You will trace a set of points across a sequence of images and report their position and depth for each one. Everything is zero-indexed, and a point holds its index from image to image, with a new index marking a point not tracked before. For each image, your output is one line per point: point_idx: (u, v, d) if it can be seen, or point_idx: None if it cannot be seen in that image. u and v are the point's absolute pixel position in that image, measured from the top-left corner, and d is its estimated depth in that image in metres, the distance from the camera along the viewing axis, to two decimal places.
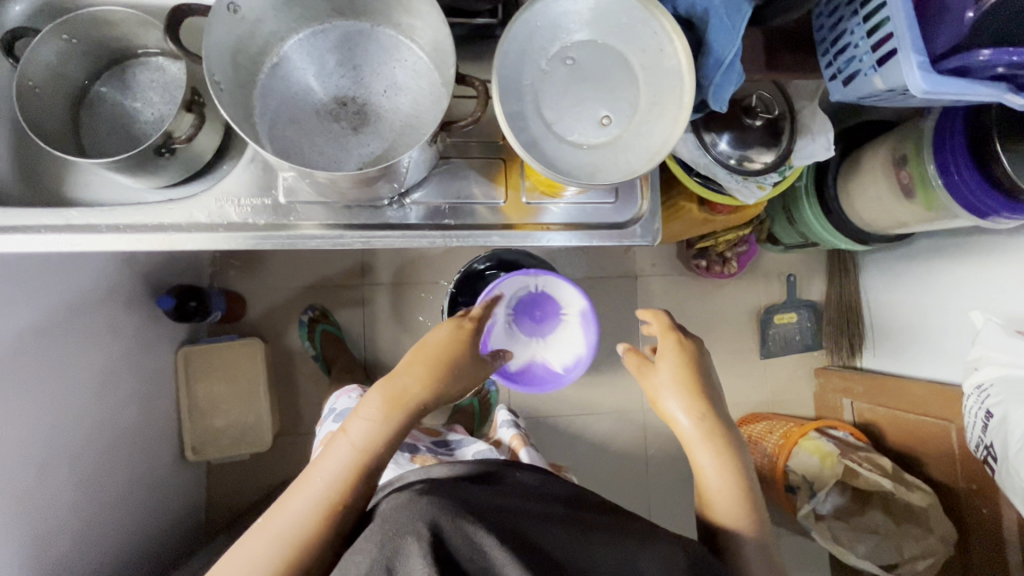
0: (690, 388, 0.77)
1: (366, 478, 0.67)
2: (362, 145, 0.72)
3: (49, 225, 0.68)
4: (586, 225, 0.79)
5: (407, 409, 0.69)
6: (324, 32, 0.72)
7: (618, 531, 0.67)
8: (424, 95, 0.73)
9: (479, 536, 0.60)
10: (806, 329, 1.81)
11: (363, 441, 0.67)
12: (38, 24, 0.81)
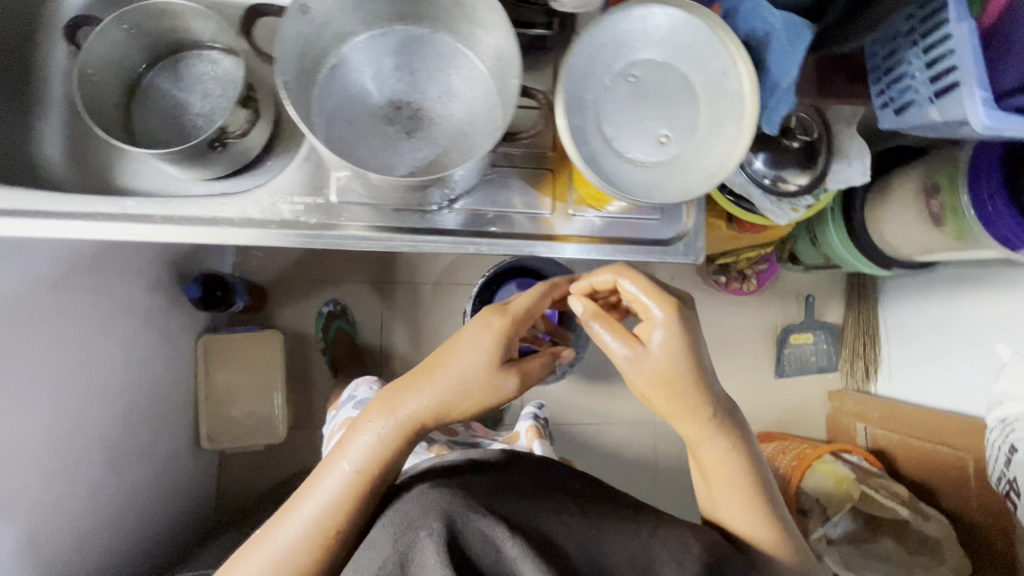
0: (675, 376, 0.70)
1: (367, 494, 0.68)
2: (415, 151, 0.73)
3: (105, 213, 0.67)
4: (630, 239, 0.79)
5: (406, 432, 0.68)
6: (382, 35, 0.73)
7: (628, 521, 0.69)
8: (479, 103, 0.74)
9: (490, 526, 0.63)
10: (821, 350, 1.80)
11: (362, 464, 0.67)
12: (98, 13, 0.83)
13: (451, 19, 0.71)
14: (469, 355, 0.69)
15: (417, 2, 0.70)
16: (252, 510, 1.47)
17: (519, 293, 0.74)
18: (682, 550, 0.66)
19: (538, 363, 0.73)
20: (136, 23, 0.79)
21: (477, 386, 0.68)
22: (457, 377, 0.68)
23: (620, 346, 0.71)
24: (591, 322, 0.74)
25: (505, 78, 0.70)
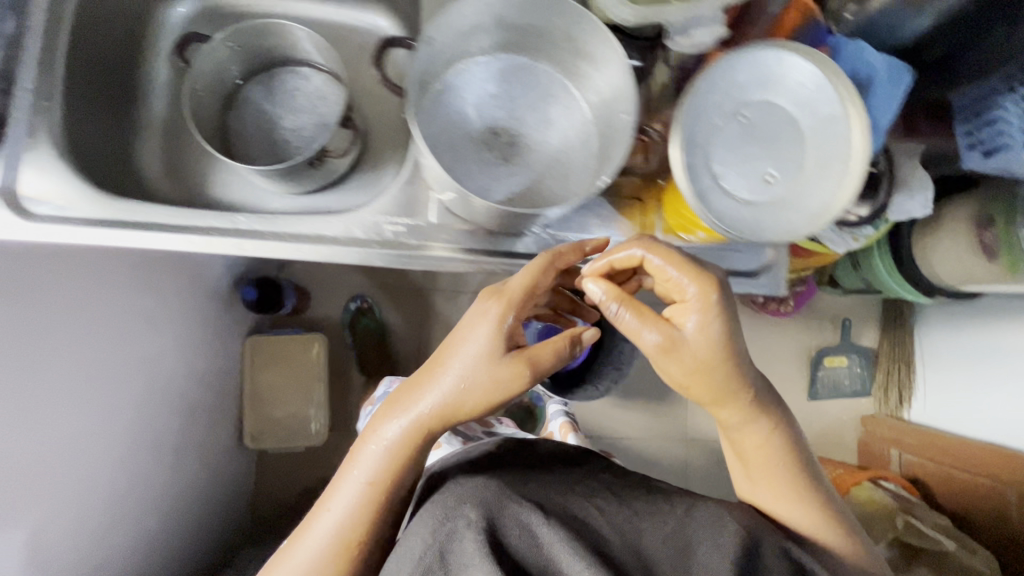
0: (710, 361, 0.63)
1: (385, 503, 0.62)
2: (511, 176, 0.74)
3: (215, 228, 0.68)
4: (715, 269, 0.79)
5: (416, 435, 0.62)
6: (487, 63, 0.75)
7: (661, 502, 0.65)
8: (574, 133, 0.75)
9: (529, 514, 0.59)
10: (853, 374, 1.74)
11: (373, 475, 0.61)
12: (200, 26, 0.86)
13: (555, 48, 0.72)
14: (469, 349, 0.62)
15: (527, 33, 0.72)
16: (289, 517, 1.47)
17: (515, 273, 0.64)
18: (720, 532, 0.60)
19: (551, 350, 0.64)
20: (243, 40, 0.81)
21: (486, 381, 0.62)
22: (459, 375, 0.62)
23: (650, 331, 0.63)
24: (617, 310, 0.65)
25: (607, 108, 0.71)
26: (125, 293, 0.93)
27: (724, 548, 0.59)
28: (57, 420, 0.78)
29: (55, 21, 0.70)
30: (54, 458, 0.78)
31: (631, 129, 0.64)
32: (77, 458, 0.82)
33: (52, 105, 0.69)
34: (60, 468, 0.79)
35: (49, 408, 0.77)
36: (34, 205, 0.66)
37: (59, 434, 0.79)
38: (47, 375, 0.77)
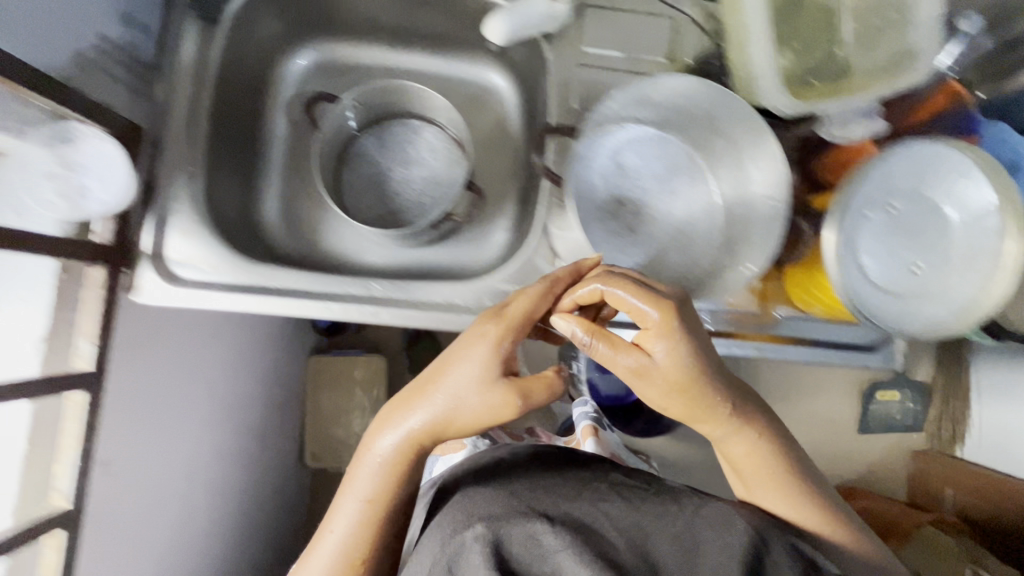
0: (691, 375, 0.53)
1: (391, 527, 0.55)
2: (636, 246, 0.75)
3: (352, 295, 0.70)
4: (836, 345, 0.78)
5: (410, 452, 0.54)
6: (622, 137, 0.74)
7: (668, 503, 0.52)
8: (703, 204, 0.74)
9: (538, 524, 0.47)
10: (903, 409, 1.14)
11: (371, 496, 0.54)
12: (316, 77, 0.87)
13: (684, 122, 0.74)
14: (454, 366, 0.54)
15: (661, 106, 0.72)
16: None
17: (515, 297, 0.56)
18: (728, 527, 0.48)
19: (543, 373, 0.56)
20: (372, 96, 0.81)
21: (472, 403, 0.53)
22: (448, 394, 0.53)
23: (623, 356, 0.54)
24: (589, 342, 0.55)
25: (742, 187, 0.71)
26: (241, 337, 0.94)
27: (730, 550, 0.46)
28: (170, 455, 0.78)
29: (200, 87, 0.72)
30: (173, 480, 0.79)
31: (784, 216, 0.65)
32: (190, 485, 0.83)
33: (196, 169, 0.71)
34: (173, 498, 0.79)
35: (169, 445, 0.78)
36: (177, 266, 0.68)
37: (178, 460, 0.80)
38: (172, 411, 0.78)
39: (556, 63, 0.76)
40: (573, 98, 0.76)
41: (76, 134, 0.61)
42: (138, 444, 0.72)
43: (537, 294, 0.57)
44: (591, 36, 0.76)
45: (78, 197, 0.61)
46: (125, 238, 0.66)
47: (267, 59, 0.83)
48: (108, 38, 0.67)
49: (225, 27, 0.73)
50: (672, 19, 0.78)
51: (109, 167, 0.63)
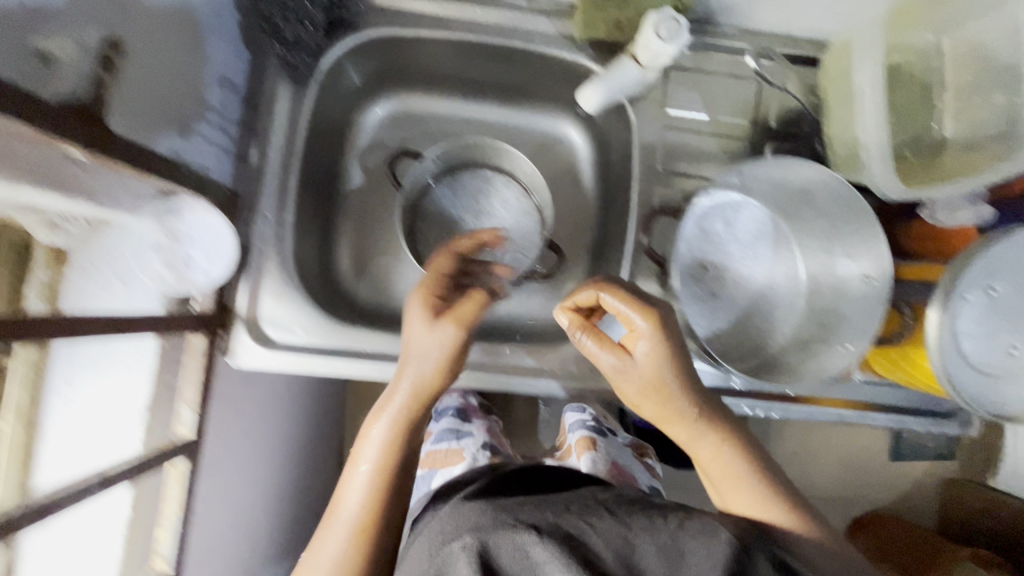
0: (665, 380, 0.59)
1: (398, 491, 0.57)
2: (717, 310, 0.75)
3: None
4: (914, 409, 0.77)
5: (407, 414, 0.58)
6: (712, 200, 0.73)
7: (653, 514, 0.51)
8: (789, 275, 0.73)
9: (526, 536, 0.47)
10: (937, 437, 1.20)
11: (378, 466, 0.56)
12: (391, 127, 0.87)
13: (776, 193, 0.72)
14: (411, 348, 0.60)
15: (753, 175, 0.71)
16: None
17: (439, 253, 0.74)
18: (713, 538, 0.48)
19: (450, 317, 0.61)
20: (450, 153, 0.83)
21: (430, 372, 0.59)
22: (413, 369, 0.59)
23: (608, 353, 0.62)
24: (581, 337, 0.64)
25: (836, 263, 0.69)
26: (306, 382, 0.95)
27: (717, 559, 0.46)
28: (243, 501, 0.79)
29: (291, 146, 0.72)
30: (239, 529, 0.78)
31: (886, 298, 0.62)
32: (253, 534, 0.83)
33: (286, 229, 0.71)
34: (241, 544, 0.79)
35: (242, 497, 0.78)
36: (273, 333, 0.69)
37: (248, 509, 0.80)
38: (248, 460, 0.79)
39: (641, 124, 0.76)
40: (657, 159, 0.76)
41: (184, 206, 0.61)
42: (219, 500, 0.72)
43: (445, 256, 0.74)
44: (676, 97, 0.76)
45: (183, 266, 0.62)
46: (223, 302, 0.67)
47: (347, 109, 0.82)
48: (208, 102, 0.68)
49: (315, 85, 0.73)
50: (761, 80, 0.76)
51: (214, 238, 0.63)
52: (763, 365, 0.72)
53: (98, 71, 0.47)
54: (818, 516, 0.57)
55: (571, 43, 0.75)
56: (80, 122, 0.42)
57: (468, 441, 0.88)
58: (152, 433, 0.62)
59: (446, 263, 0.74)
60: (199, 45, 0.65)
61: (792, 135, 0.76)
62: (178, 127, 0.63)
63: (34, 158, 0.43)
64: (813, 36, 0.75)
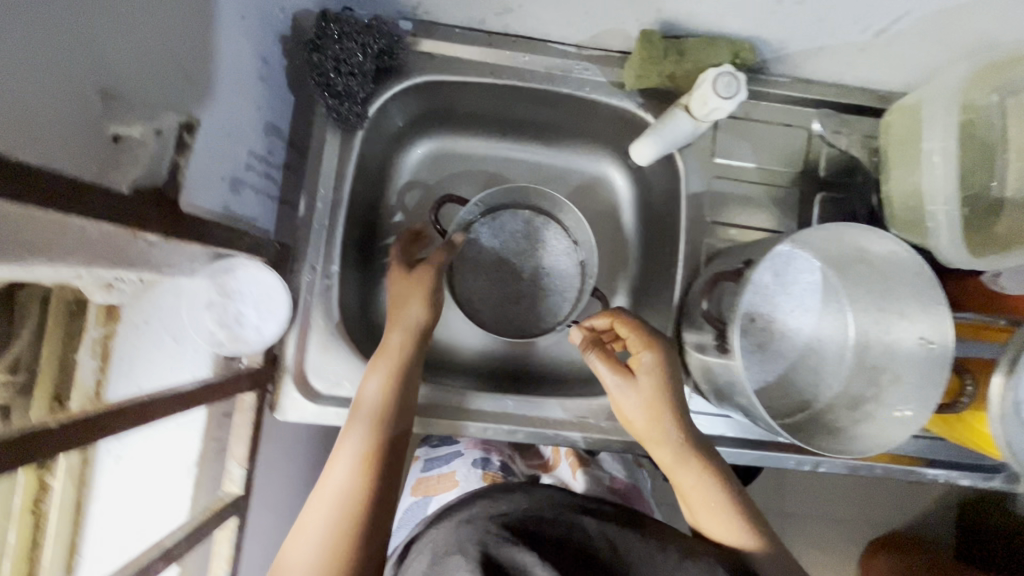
0: (664, 397, 0.61)
1: (392, 444, 0.62)
2: (763, 363, 0.74)
3: (487, 412, 0.72)
4: (959, 464, 0.77)
5: (401, 355, 0.67)
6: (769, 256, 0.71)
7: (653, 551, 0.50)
8: (841, 332, 0.72)
9: (527, 554, 0.46)
10: None
11: (376, 406, 0.63)
12: (431, 165, 0.85)
13: (835, 253, 0.69)
14: (391, 345, 0.67)
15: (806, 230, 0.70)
16: None
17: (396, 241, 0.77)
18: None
19: (418, 306, 0.70)
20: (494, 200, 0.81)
21: (402, 360, 0.66)
22: (391, 357, 0.66)
23: (611, 372, 0.64)
24: (588, 354, 0.65)
25: (892, 325, 0.67)
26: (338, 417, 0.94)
27: None
28: None
29: (338, 194, 0.70)
30: None
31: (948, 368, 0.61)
32: None
33: (332, 279, 0.70)
34: None
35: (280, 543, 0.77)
36: (318, 385, 0.68)
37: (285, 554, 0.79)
38: (287, 505, 0.78)
39: (691, 172, 0.75)
40: (704, 208, 0.75)
41: (239, 266, 0.61)
42: (261, 551, 0.71)
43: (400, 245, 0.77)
44: (725, 146, 0.75)
45: (235, 323, 0.62)
46: (273, 355, 0.67)
47: (389, 151, 0.80)
48: (255, 152, 0.67)
49: (363, 131, 0.71)
50: (808, 129, 0.76)
51: (267, 297, 0.63)
52: (811, 422, 0.71)
53: (174, 155, 0.44)
54: (772, 537, 0.58)
55: (620, 90, 0.74)
56: (158, 208, 0.41)
57: (459, 462, 0.82)
58: (199, 487, 0.62)
59: (396, 272, 0.74)
60: (251, 96, 0.64)
61: (840, 186, 0.75)
62: (231, 181, 0.62)
63: (110, 246, 0.42)
64: (866, 85, 0.74)
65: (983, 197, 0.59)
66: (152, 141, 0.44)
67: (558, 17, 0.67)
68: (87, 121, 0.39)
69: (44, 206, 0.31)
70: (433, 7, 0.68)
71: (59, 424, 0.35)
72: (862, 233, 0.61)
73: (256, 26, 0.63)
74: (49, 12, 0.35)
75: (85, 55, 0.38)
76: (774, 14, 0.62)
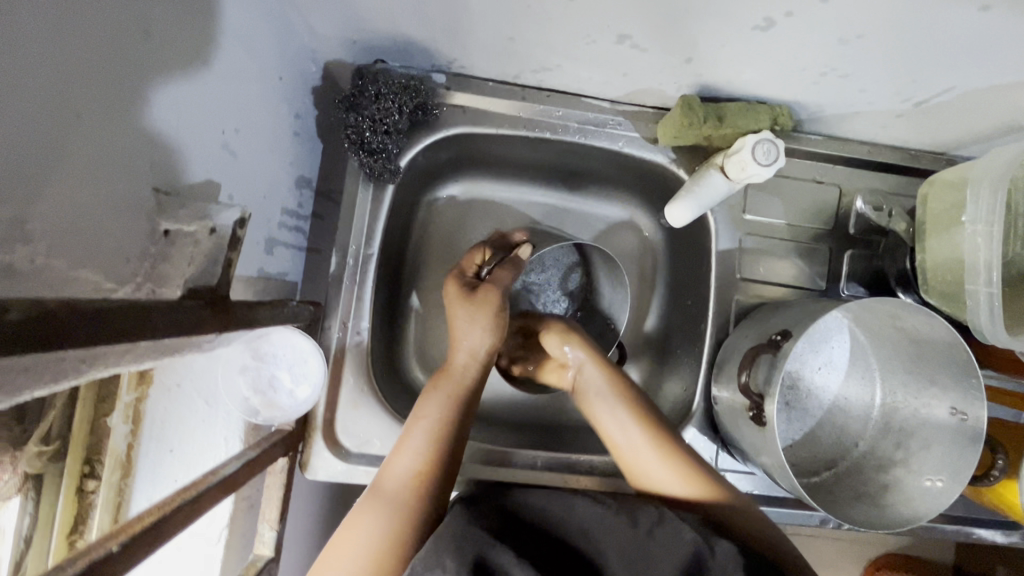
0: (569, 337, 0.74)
1: (440, 481, 0.59)
2: (793, 422, 0.74)
3: (510, 470, 0.73)
4: (980, 520, 0.77)
5: (457, 397, 0.65)
6: (818, 327, 0.72)
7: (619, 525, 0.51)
8: (867, 392, 0.73)
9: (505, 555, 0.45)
10: None
11: (428, 444, 0.60)
12: (456, 209, 0.83)
13: (868, 318, 0.68)
14: (439, 402, 0.64)
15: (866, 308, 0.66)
16: None
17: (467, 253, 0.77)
18: (675, 539, 0.49)
19: (484, 333, 0.69)
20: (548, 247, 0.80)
21: (451, 425, 0.62)
22: (440, 417, 0.62)
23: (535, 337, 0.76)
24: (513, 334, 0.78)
25: (923, 391, 0.67)
26: None
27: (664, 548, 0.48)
28: None
29: (369, 249, 0.70)
30: None
31: (980, 444, 0.62)
32: None
33: (362, 336, 0.70)
34: None
35: None
36: (348, 443, 0.68)
37: None
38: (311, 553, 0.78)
39: (721, 229, 0.74)
40: (735, 264, 0.75)
41: (273, 332, 0.61)
42: None
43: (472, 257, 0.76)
44: (756, 203, 0.75)
45: (269, 389, 0.62)
46: (305, 414, 0.66)
47: (417, 198, 0.79)
48: (287, 208, 0.67)
49: (394, 185, 0.70)
50: (840, 186, 0.75)
51: (301, 360, 0.63)
52: (837, 481, 0.72)
53: (227, 253, 0.45)
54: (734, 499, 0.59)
55: (653, 145, 0.73)
56: (209, 308, 0.41)
57: None
58: (231, 549, 0.63)
59: (460, 299, 0.72)
60: (283, 154, 0.63)
61: (869, 244, 0.76)
62: (264, 242, 0.62)
63: (161, 346, 0.41)
64: (900, 145, 0.73)
65: (1015, 269, 0.60)
66: (206, 242, 0.43)
67: (595, 78, 0.66)
68: (135, 228, 0.40)
69: (123, 342, 0.31)
70: (468, 64, 0.66)
71: (122, 547, 0.36)
72: (910, 310, 0.61)
73: (290, 85, 0.62)
74: (102, 138, 0.35)
75: (134, 166, 0.38)
76: (817, 85, 0.61)
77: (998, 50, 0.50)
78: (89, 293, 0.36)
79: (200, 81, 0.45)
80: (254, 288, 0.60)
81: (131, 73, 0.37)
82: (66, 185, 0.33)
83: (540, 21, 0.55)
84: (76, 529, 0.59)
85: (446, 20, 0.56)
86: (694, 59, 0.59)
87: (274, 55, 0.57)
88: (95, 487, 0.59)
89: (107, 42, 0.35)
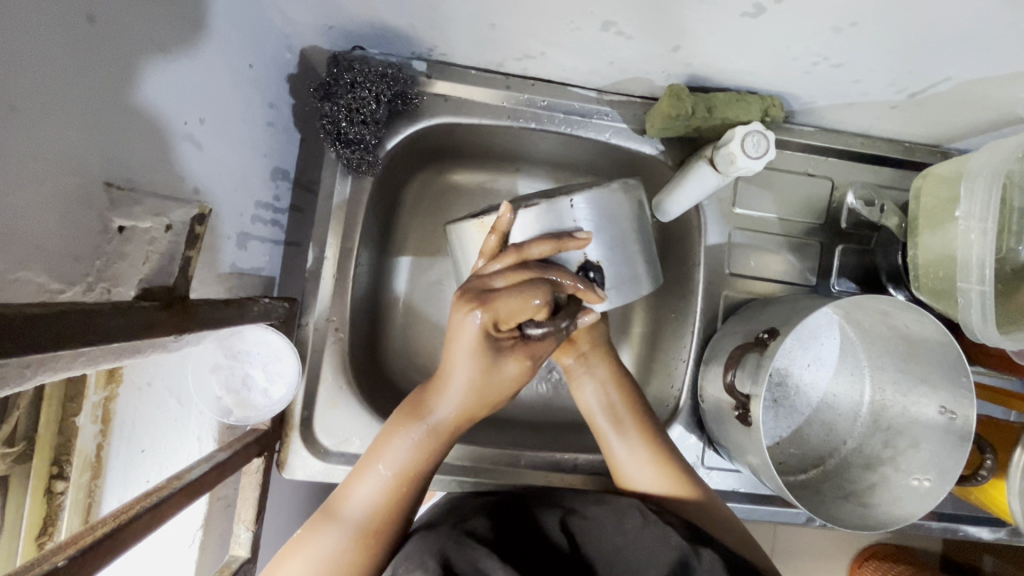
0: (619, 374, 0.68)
1: (405, 515, 0.54)
2: (784, 420, 0.72)
3: (496, 468, 0.72)
4: (967, 516, 0.77)
5: (438, 442, 0.56)
6: (805, 324, 0.71)
7: (613, 524, 0.53)
8: (856, 389, 0.72)
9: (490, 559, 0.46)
10: None
11: (391, 484, 0.53)
12: (440, 201, 0.81)
13: (858, 315, 0.67)
14: (413, 438, 0.55)
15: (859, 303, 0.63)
16: None
17: (504, 294, 0.51)
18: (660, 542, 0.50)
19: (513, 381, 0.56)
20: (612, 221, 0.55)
21: (423, 463, 0.55)
22: (405, 456, 0.54)
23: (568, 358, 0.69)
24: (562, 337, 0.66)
25: (912, 389, 0.67)
26: None
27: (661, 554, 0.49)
28: None
29: (348, 244, 0.68)
30: None
31: (969, 443, 0.60)
32: None
33: (342, 332, 0.68)
34: None
35: None
36: (327, 442, 0.67)
37: None
38: None
39: (710, 221, 0.73)
40: (724, 259, 0.73)
41: (247, 330, 0.61)
42: None
43: (523, 300, 0.51)
44: (746, 196, 0.73)
45: (243, 388, 0.62)
46: (282, 413, 0.65)
47: (399, 189, 0.76)
48: (261, 201, 0.64)
49: (373, 178, 0.68)
50: (832, 179, 0.74)
51: (277, 358, 0.63)
52: (824, 479, 0.71)
53: (185, 249, 0.44)
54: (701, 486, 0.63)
55: (641, 136, 0.71)
56: (164, 309, 0.39)
57: None
58: (206, 549, 0.61)
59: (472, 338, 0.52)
60: (255, 143, 0.61)
61: (861, 238, 0.74)
62: (237, 237, 0.60)
63: (121, 347, 0.40)
64: (891, 137, 0.72)
65: (1008, 265, 0.60)
66: (161, 240, 0.43)
67: (581, 66, 0.64)
68: (88, 226, 0.38)
69: (70, 347, 0.30)
70: (449, 52, 0.64)
71: (70, 560, 0.34)
72: (901, 309, 0.60)
73: (262, 73, 0.59)
74: (45, 133, 0.33)
75: (83, 160, 0.37)
76: (808, 75, 0.59)
77: (996, 41, 0.48)
78: (34, 294, 0.34)
79: (164, 71, 0.43)
80: (225, 285, 0.58)
81: (78, 62, 0.35)
82: (0, 181, 0.30)
83: (521, 8, 0.53)
84: (45, 532, 0.57)
85: (422, 6, 0.54)
86: (682, 48, 0.57)
87: (243, 41, 0.54)
88: (64, 488, 0.57)
89: (47, 28, 0.32)
